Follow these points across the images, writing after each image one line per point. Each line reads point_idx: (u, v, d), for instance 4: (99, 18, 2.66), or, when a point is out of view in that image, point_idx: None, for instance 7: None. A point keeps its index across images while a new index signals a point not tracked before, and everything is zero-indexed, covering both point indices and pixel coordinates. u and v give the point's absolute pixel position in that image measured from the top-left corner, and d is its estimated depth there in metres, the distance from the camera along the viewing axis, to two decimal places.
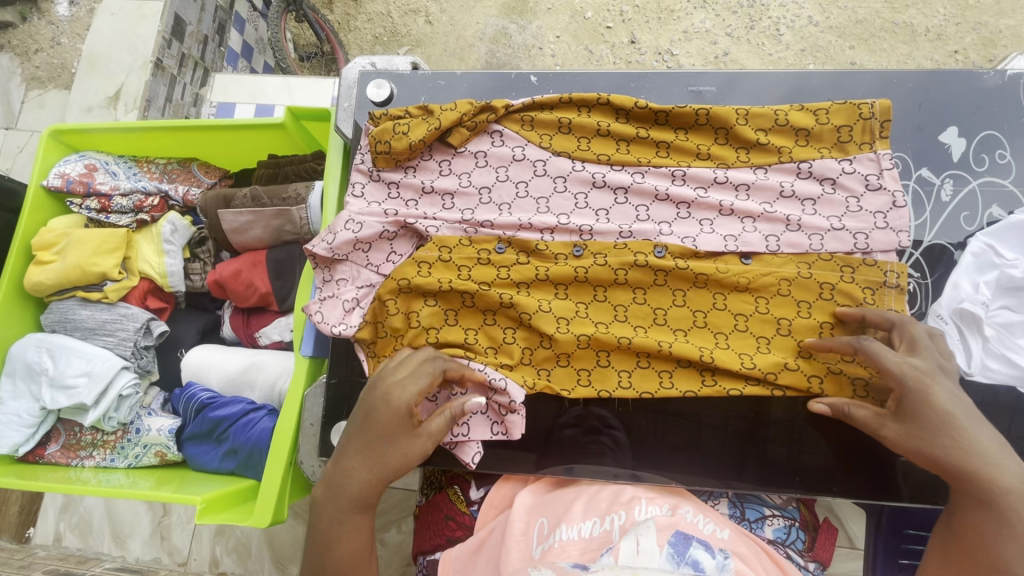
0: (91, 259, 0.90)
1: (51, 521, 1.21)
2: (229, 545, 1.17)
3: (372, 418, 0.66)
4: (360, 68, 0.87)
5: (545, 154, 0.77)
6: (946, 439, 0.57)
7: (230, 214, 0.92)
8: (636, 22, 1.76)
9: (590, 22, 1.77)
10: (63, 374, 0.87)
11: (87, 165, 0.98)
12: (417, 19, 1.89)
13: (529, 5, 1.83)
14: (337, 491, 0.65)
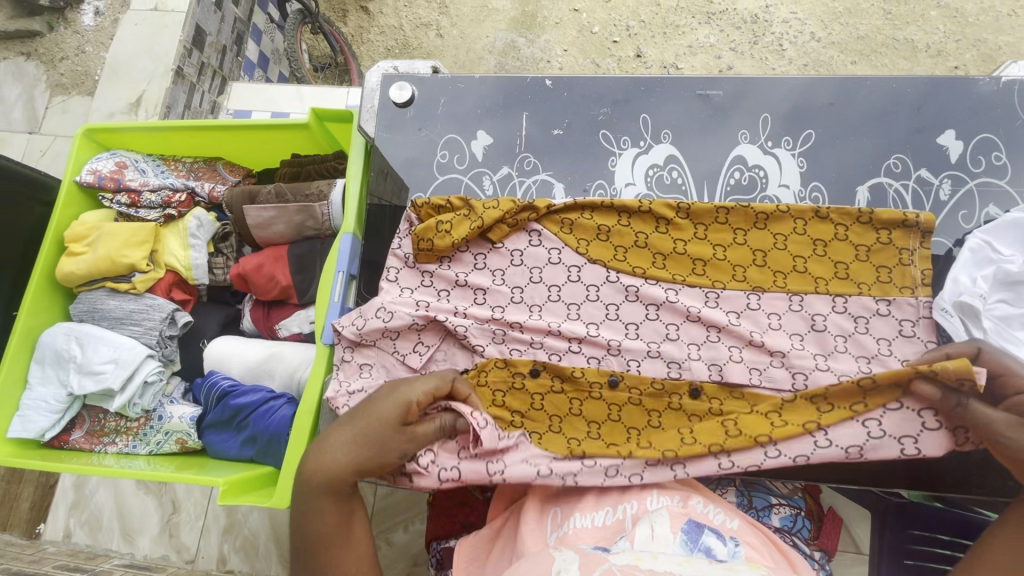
0: (121, 251, 0.94)
1: (62, 517, 1.23)
2: (237, 543, 1.18)
3: (372, 406, 0.66)
4: (383, 71, 0.90)
5: (580, 260, 0.77)
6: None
7: (255, 210, 0.96)
8: (641, 37, 1.83)
9: (597, 37, 1.85)
10: (91, 360, 0.90)
11: (118, 163, 1.02)
12: (428, 32, 1.97)
13: (538, 20, 1.90)
14: (348, 451, 0.64)
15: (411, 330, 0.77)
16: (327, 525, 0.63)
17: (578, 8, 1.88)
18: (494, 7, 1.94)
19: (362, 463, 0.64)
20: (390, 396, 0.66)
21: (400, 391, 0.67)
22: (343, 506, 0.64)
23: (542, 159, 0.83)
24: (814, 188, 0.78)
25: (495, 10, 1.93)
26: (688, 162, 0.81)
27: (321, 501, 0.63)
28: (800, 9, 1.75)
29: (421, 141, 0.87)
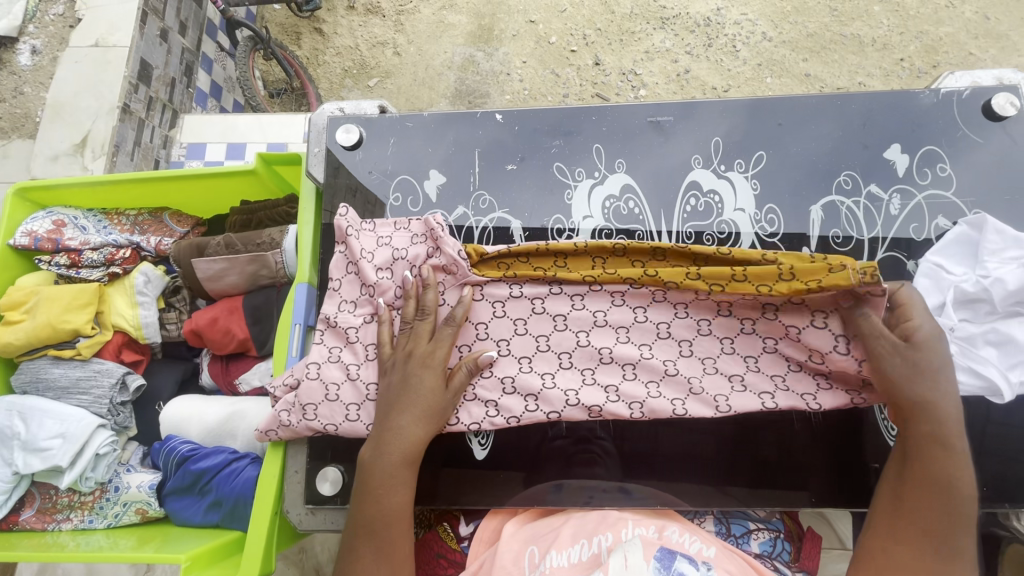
0: (62, 317, 0.89)
1: None
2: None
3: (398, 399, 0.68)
4: (329, 113, 0.88)
5: (505, 293, 0.72)
6: (939, 384, 0.60)
7: (204, 262, 0.92)
8: (598, 45, 1.83)
9: (555, 47, 1.85)
10: (36, 437, 0.84)
11: (56, 222, 0.97)
12: (385, 51, 1.95)
13: (495, 33, 1.89)
14: (382, 463, 0.66)
15: (352, 405, 0.72)
16: (366, 523, 0.65)
17: (534, 19, 1.88)
18: (450, 22, 1.92)
19: (393, 465, 0.66)
20: (403, 410, 0.67)
21: (409, 374, 0.68)
22: (379, 520, 0.65)
23: (498, 197, 0.82)
24: (769, 211, 0.78)
25: (451, 25, 1.92)
26: (643, 191, 0.81)
27: (364, 503, 0.66)
28: (750, 11, 1.79)
29: (372, 184, 0.85)
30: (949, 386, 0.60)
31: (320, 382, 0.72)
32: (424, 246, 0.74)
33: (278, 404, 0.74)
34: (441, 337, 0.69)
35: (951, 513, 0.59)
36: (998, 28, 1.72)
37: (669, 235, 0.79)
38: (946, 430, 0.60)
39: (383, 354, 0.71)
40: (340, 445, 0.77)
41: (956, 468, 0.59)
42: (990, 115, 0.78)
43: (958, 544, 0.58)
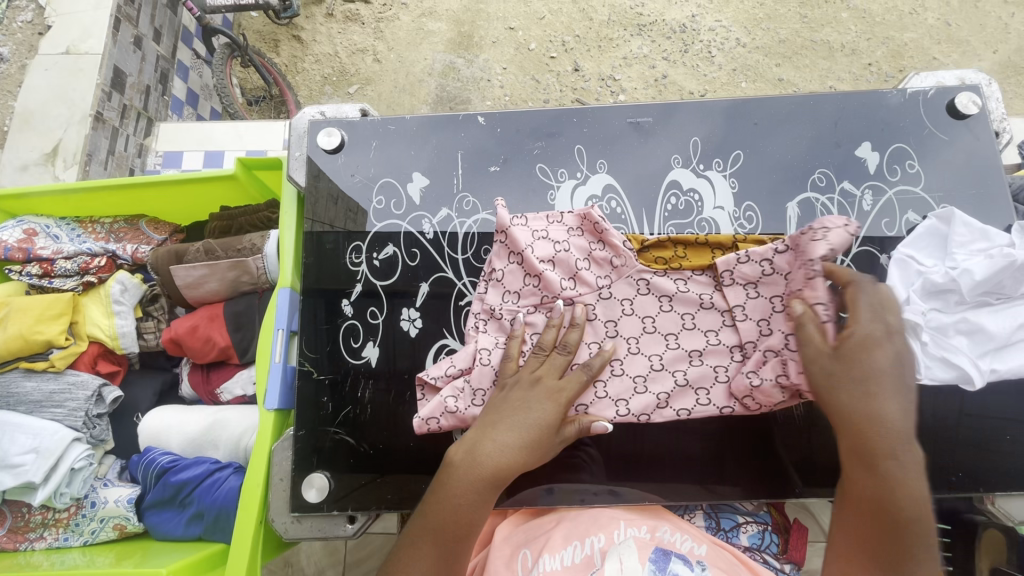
0: (35, 327, 0.86)
1: None
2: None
3: (500, 405, 0.66)
4: (310, 117, 0.87)
5: (630, 290, 0.74)
6: (870, 398, 0.57)
7: (183, 269, 0.91)
8: (577, 51, 1.86)
9: (534, 53, 1.87)
10: (6, 453, 0.81)
11: (27, 231, 0.95)
12: (365, 58, 1.95)
13: (475, 40, 1.90)
14: (466, 471, 0.63)
15: (481, 392, 0.70)
16: (435, 525, 0.62)
17: (513, 26, 1.90)
18: (429, 29, 1.93)
19: (482, 482, 0.62)
20: (508, 429, 0.64)
21: (531, 398, 0.66)
22: (451, 530, 0.62)
23: (481, 198, 0.82)
24: (748, 208, 0.80)
25: (431, 32, 1.93)
26: (625, 190, 0.82)
27: (437, 506, 0.62)
28: (724, 17, 1.83)
29: (354, 187, 0.84)
30: (895, 402, 0.57)
31: (492, 366, 0.71)
32: (584, 238, 0.75)
33: (443, 392, 0.71)
34: (572, 377, 0.68)
35: (893, 524, 0.55)
36: (959, 34, 1.79)
37: (652, 234, 0.80)
38: (874, 450, 0.56)
39: (506, 367, 0.69)
40: (326, 449, 0.76)
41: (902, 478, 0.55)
42: (955, 113, 0.81)
43: (907, 547, 0.55)
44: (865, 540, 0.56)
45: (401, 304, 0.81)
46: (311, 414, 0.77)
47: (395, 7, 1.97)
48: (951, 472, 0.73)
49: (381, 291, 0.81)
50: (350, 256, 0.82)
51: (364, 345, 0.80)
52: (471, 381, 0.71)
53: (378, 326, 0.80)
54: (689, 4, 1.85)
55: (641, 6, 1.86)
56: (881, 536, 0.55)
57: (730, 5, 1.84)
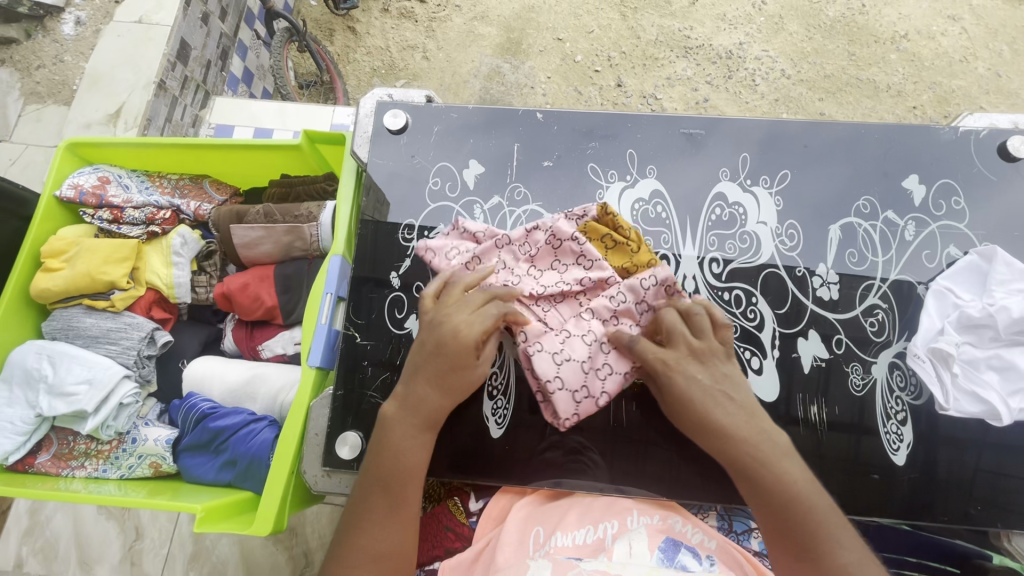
0: (101, 268, 0.92)
1: (13, 545, 1.31)
2: (204, 569, 1.30)
3: (443, 352, 0.65)
4: (378, 98, 0.92)
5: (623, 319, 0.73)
6: (699, 403, 0.61)
7: (242, 229, 0.95)
8: (622, 67, 1.90)
9: (579, 65, 1.92)
10: (63, 381, 0.86)
11: (101, 178, 1.00)
12: (414, 54, 2.02)
13: (523, 47, 1.96)
14: (399, 420, 0.65)
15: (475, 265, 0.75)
16: (383, 477, 0.63)
17: (561, 37, 1.95)
18: (480, 32, 1.99)
19: (416, 425, 0.65)
20: (427, 381, 0.66)
21: (445, 339, 0.65)
22: (397, 477, 0.63)
23: (532, 190, 0.85)
24: (790, 226, 0.82)
25: (481, 35, 1.99)
26: (671, 196, 0.84)
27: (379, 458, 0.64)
28: (771, 48, 1.86)
29: (412, 169, 0.88)
30: (721, 410, 0.61)
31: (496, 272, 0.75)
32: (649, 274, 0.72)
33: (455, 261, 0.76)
34: (501, 326, 0.66)
35: (784, 513, 0.56)
36: (1009, 85, 1.79)
37: (693, 240, 0.82)
38: (737, 447, 0.59)
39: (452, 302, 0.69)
40: (361, 411, 0.79)
41: (757, 435, 0.59)
42: (1004, 155, 0.82)
43: (813, 522, 0.55)
44: (780, 531, 0.56)
45: None
46: (354, 376, 0.81)
47: (449, 9, 2.04)
48: (969, 503, 0.73)
49: (429, 268, 0.85)
50: (404, 232, 0.86)
51: (408, 318, 0.83)
52: (472, 267, 0.75)
53: (423, 301, 0.83)
54: (737, 32, 1.88)
55: (688, 30, 1.90)
56: (784, 525, 0.56)
57: (778, 37, 1.87)
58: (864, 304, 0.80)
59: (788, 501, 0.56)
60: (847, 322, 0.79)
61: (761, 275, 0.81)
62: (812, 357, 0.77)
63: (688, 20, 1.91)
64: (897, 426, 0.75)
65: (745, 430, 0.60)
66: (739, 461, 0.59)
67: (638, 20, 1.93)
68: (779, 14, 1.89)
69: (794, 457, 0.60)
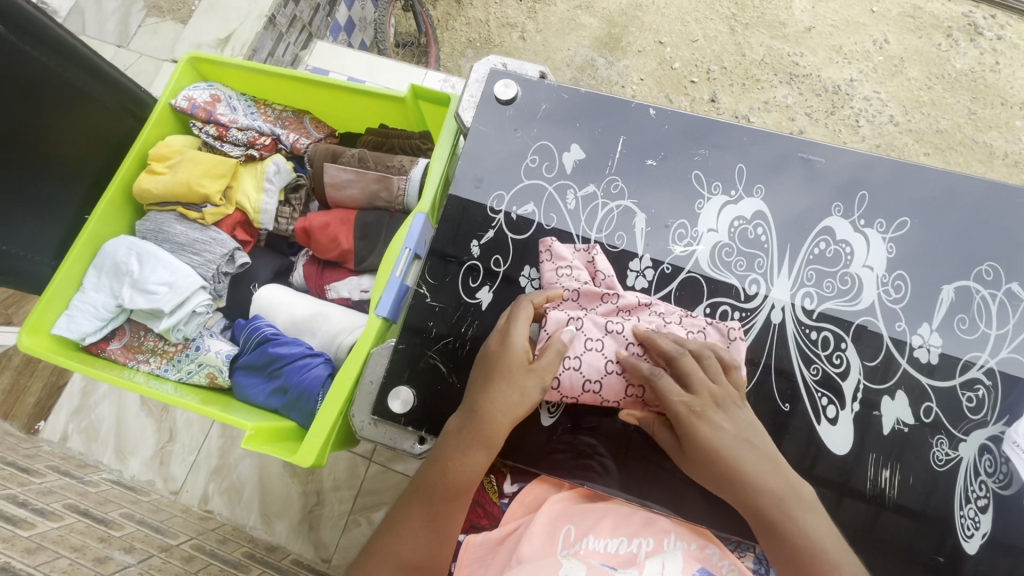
0: (199, 180, 0.95)
1: (62, 421, 1.45)
2: (223, 485, 1.38)
3: (498, 357, 0.67)
4: (492, 65, 0.90)
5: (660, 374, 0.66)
6: (725, 452, 0.61)
7: (334, 169, 0.97)
8: (720, 82, 1.83)
9: (676, 73, 1.85)
10: (147, 279, 0.91)
11: (212, 96, 1.04)
12: (512, 32, 2.00)
13: (621, 44, 1.91)
14: (468, 440, 0.65)
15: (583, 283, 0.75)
16: (427, 482, 0.65)
17: (663, 41, 1.89)
18: (581, 22, 1.95)
19: (471, 438, 0.65)
20: (479, 386, 0.67)
21: (504, 342, 0.68)
22: (440, 485, 0.64)
23: (630, 186, 0.82)
24: (898, 277, 0.77)
25: (581, 25, 1.94)
26: (774, 222, 0.80)
27: (430, 469, 0.66)
28: (884, 90, 1.75)
29: (513, 142, 0.86)
30: (747, 457, 0.61)
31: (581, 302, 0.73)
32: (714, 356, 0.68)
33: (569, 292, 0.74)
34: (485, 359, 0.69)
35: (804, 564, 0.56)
36: None
37: (790, 271, 0.78)
38: (768, 511, 0.59)
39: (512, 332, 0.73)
40: (419, 369, 0.79)
41: (780, 487, 0.60)
42: None
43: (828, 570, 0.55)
44: None
45: (524, 261, 0.81)
46: (417, 334, 0.80)
47: None
48: None
49: (511, 243, 0.82)
50: (491, 204, 0.84)
51: (481, 288, 0.81)
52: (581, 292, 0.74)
53: (499, 274, 0.81)
54: (851, 67, 1.77)
55: (798, 56, 1.80)
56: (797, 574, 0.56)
57: (894, 80, 1.75)
58: (964, 376, 0.74)
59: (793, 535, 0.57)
60: (942, 392, 0.73)
61: (856, 321, 0.76)
62: (895, 419, 0.72)
63: (800, 46, 1.81)
64: (973, 513, 0.69)
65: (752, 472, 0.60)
66: (763, 512, 0.59)
67: (746, 37, 1.85)
68: (901, 56, 1.77)
69: (820, 512, 0.60)
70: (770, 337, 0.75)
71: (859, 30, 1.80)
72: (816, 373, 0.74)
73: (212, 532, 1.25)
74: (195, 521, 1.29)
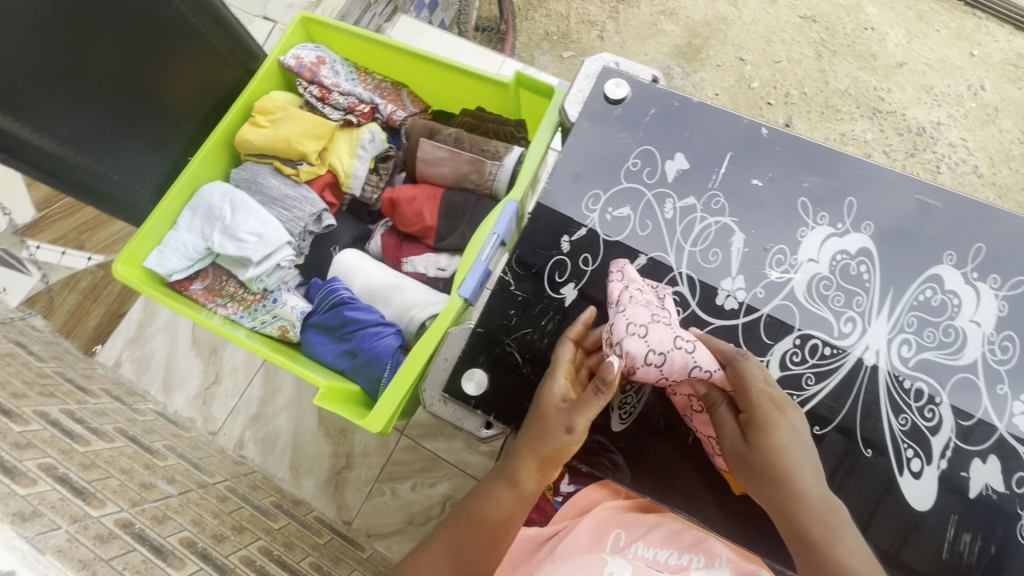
0: (300, 137, 0.98)
1: (117, 348, 1.48)
2: (258, 433, 1.41)
3: (539, 406, 0.68)
4: (605, 63, 0.89)
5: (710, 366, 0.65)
6: (787, 465, 0.59)
7: (429, 145, 0.98)
8: (798, 108, 1.77)
9: (753, 92, 1.80)
10: (238, 226, 0.94)
11: (319, 57, 1.06)
12: (591, 31, 1.93)
13: (700, 56, 1.85)
14: (499, 483, 0.69)
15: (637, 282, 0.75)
16: (460, 515, 0.69)
17: (744, 58, 1.83)
18: (662, 28, 1.89)
19: (503, 483, 0.68)
20: (521, 433, 0.69)
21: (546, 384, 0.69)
22: (471, 521, 0.68)
23: (732, 203, 0.80)
24: (1005, 337, 0.73)
25: (662, 31, 1.89)
26: (880, 261, 0.77)
27: (467, 505, 0.70)
28: (972, 139, 1.68)
29: (616, 143, 0.85)
30: (809, 481, 0.59)
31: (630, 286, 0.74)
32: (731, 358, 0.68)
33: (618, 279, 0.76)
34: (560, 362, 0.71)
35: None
36: None
37: (890, 315, 0.75)
38: (804, 521, 0.57)
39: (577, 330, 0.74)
40: (494, 354, 0.78)
41: (826, 509, 0.58)
42: None
43: None
44: None
45: (613, 264, 0.81)
46: (496, 321, 0.80)
47: None
48: None
49: (602, 244, 0.81)
50: (587, 203, 0.83)
51: (566, 284, 0.80)
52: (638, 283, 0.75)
53: (587, 274, 0.81)
54: (940, 110, 1.71)
55: (885, 91, 1.73)
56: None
57: (985, 130, 1.68)
58: None
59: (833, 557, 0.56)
60: None
61: (954, 376, 0.73)
62: (984, 484, 0.69)
63: (889, 81, 1.75)
64: None
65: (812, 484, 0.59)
66: (799, 527, 0.57)
67: (832, 64, 1.79)
68: (995, 106, 1.69)
69: (854, 536, 0.58)
70: (860, 379, 0.73)
71: (954, 73, 1.73)
72: (905, 423, 0.71)
73: (244, 477, 1.29)
74: (228, 464, 1.32)
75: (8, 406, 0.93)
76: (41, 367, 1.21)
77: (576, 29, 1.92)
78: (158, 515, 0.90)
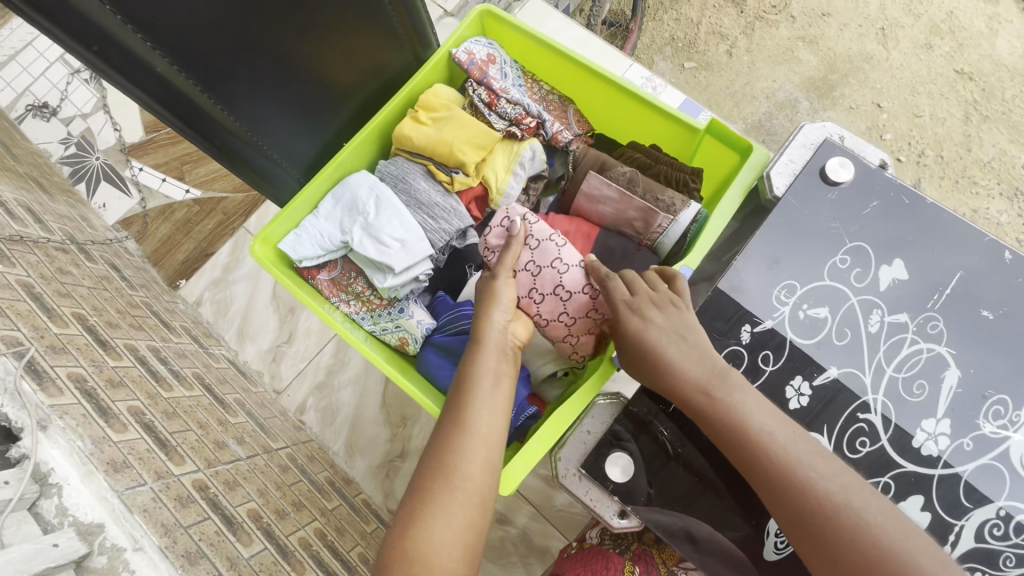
0: (463, 146, 0.91)
1: (201, 285, 1.41)
2: (322, 401, 1.35)
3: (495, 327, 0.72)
4: (829, 134, 0.78)
5: None
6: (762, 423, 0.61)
7: (598, 180, 0.88)
8: (929, 172, 1.62)
9: (885, 144, 1.65)
10: (383, 229, 0.88)
11: (490, 55, 0.97)
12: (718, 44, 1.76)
13: (833, 93, 1.69)
14: (469, 401, 0.65)
15: None
16: (440, 454, 0.61)
17: (881, 105, 1.67)
18: (799, 56, 1.71)
19: (477, 404, 0.64)
20: (483, 353, 0.69)
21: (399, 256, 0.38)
22: (455, 451, 0.61)
23: (952, 333, 0.70)
24: None
25: (798, 59, 1.71)
26: None
27: (444, 443, 0.62)
28: None
29: (825, 233, 0.74)
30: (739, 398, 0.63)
31: None
32: None
33: None
34: None
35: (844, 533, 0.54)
36: None
37: None
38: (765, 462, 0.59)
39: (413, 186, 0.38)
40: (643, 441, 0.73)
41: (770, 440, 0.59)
42: None
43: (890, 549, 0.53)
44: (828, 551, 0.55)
45: (799, 371, 0.71)
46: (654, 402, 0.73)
47: (783, 15, 1.74)
48: None
49: (790, 345, 0.72)
50: (780, 293, 0.73)
51: None
52: None
53: (766, 375, 0.72)
54: None
55: None
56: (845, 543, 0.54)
57: None
58: None
59: (830, 504, 0.55)
60: None
61: None
62: None
63: None
64: None
65: (797, 456, 0.58)
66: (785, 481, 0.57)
67: (979, 133, 1.62)
68: None
69: (807, 453, 0.59)
70: None
71: None
72: None
73: (302, 445, 1.19)
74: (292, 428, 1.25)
75: (104, 334, 0.83)
76: (133, 293, 1.14)
77: (705, 40, 1.77)
78: (230, 480, 0.80)
